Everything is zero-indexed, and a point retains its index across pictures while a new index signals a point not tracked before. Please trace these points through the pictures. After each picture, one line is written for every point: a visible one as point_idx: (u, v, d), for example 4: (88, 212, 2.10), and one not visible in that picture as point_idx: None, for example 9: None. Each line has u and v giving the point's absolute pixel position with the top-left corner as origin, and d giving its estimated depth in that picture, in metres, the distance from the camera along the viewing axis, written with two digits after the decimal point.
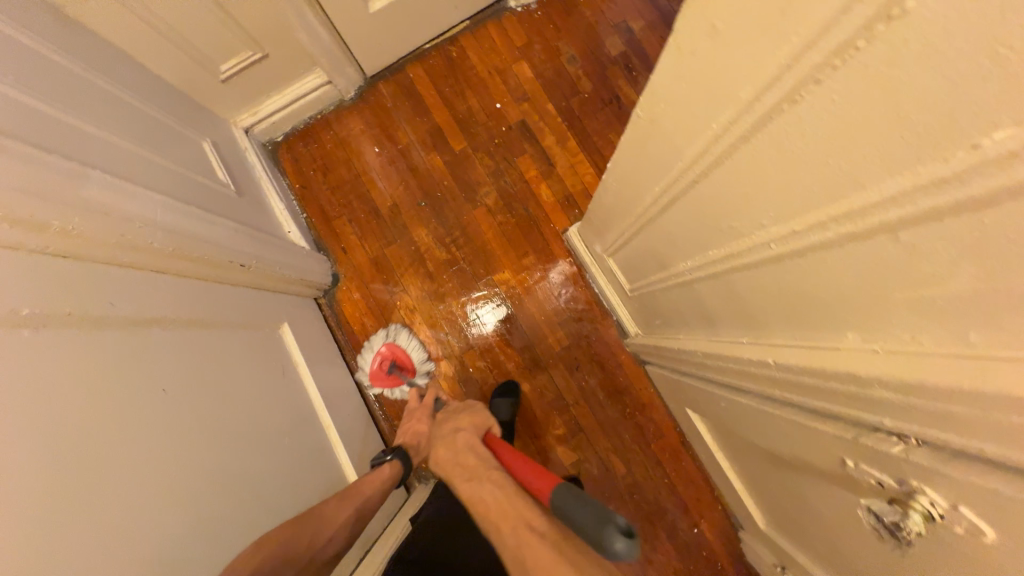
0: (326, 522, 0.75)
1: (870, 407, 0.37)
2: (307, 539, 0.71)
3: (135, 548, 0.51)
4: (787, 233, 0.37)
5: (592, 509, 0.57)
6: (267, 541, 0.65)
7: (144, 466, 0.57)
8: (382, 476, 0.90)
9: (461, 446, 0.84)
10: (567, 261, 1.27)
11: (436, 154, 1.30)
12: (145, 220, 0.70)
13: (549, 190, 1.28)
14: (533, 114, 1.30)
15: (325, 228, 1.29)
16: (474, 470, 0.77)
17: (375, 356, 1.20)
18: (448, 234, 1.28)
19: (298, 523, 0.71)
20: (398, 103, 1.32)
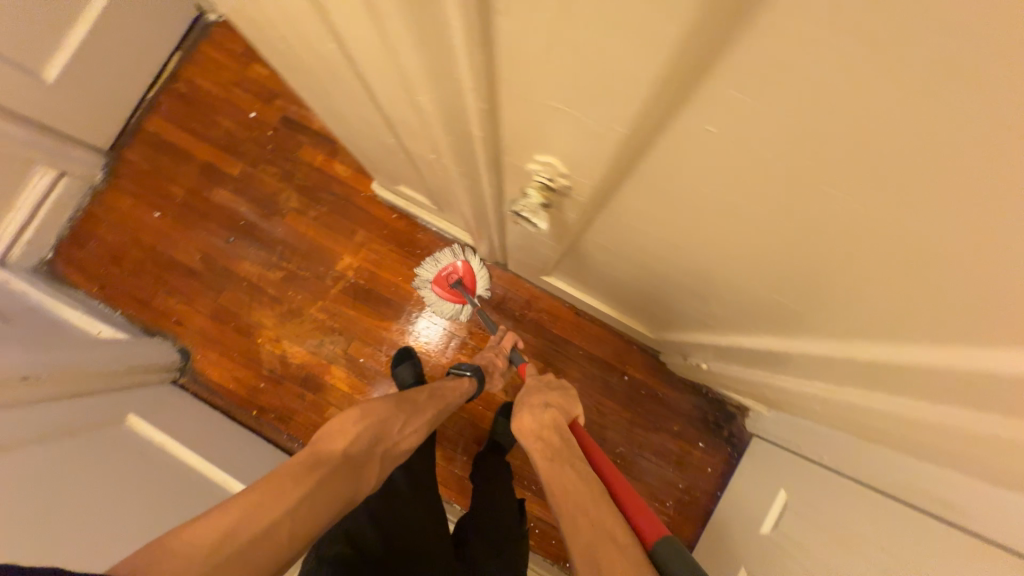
0: (413, 413, 0.82)
1: (464, 121, 0.38)
2: (392, 429, 0.76)
3: None
4: (307, 22, 0.39)
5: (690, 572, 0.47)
6: (360, 421, 0.73)
7: None
8: (462, 389, 0.94)
9: (542, 421, 0.82)
10: (394, 217, 1.27)
11: (219, 187, 1.25)
12: None
13: (341, 165, 1.28)
14: (289, 105, 1.28)
15: (147, 312, 1.20)
16: (557, 454, 0.73)
17: (443, 266, 1.20)
18: (273, 253, 1.24)
19: (393, 409, 0.78)
20: (154, 160, 1.25)
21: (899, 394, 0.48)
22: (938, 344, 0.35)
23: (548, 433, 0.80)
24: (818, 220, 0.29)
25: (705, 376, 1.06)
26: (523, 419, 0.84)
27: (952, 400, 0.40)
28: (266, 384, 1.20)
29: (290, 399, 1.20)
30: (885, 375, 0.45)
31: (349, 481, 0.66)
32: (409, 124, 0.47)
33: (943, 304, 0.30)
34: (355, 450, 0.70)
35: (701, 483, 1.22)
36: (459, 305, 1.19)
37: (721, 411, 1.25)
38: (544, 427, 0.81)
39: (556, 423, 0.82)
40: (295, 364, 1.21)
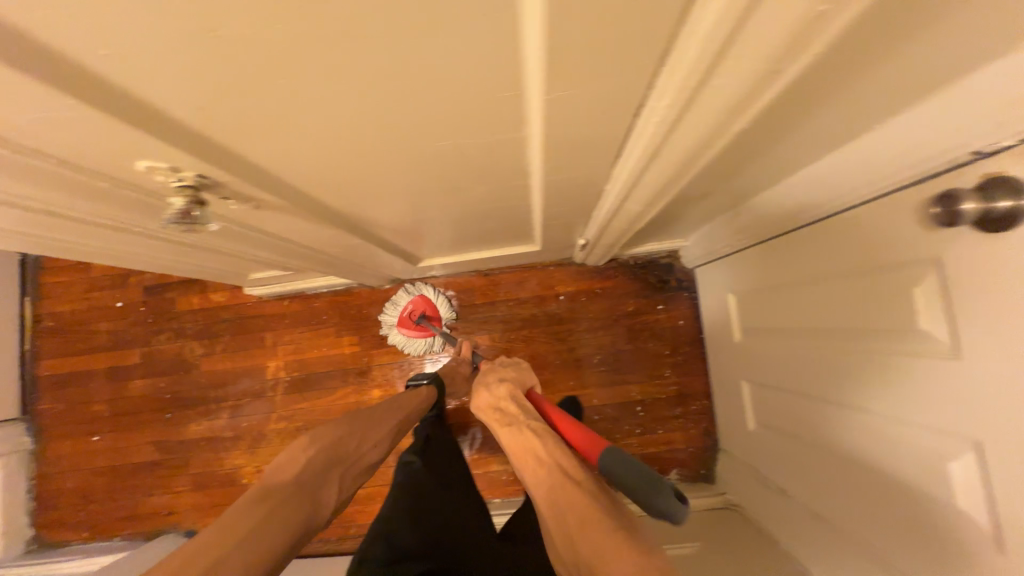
0: (369, 435, 0.72)
1: (79, 182, 0.41)
2: (351, 448, 0.67)
3: None
4: None
5: (639, 472, 0.53)
6: (308, 450, 0.61)
7: None
8: (423, 397, 0.91)
9: (496, 392, 0.79)
10: (286, 303, 1.30)
11: (131, 381, 1.29)
12: None
13: (218, 293, 1.31)
14: (143, 276, 1.32)
15: (141, 521, 1.23)
16: (518, 418, 0.72)
17: (411, 305, 1.25)
18: (210, 401, 1.27)
19: (344, 426, 0.70)
20: (68, 397, 1.29)
21: (621, 153, 0.50)
22: (525, 87, 0.37)
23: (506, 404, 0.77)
24: (294, 70, 0.31)
25: (603, 252, 1.07)
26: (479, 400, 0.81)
27: (621, 122, 0.42)
28: None
29: None
30: (585, 143, 0.47)
31: (302, 509, 0.54)
32: (93, 217, 0.50)
33: (450, 60, 0.32)
34: (308, 473, 0.58)
35: (682, 337, 1.23)
36: (430, 338, 1.23)
37: (659, 267, 1.26)
38: (501, 398, 0.77)
39: (511, 393, 0.78)
40: None
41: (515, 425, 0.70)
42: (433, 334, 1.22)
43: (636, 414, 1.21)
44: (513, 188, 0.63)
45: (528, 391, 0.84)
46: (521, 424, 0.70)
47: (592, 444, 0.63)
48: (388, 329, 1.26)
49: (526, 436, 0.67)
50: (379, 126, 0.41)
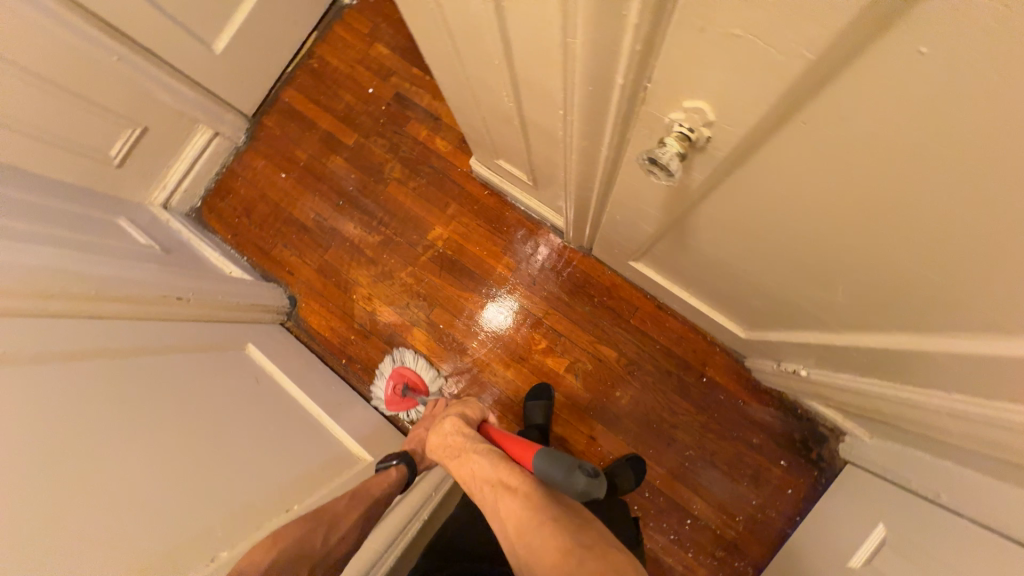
0: (340, 518, 0.72)
1: (612, 64, 0.39)
2: (316, 539, 0.67)
3: (127, 506, 0.59)
4: None
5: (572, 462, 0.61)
6: (271, 544, 0.63)
7: (142, 445, 0.66)
8: (389, 480, 0.86)
9: (447, 430, 0.81)
10: (486, 193, 1.33)
11: (334, 154, 1.39)
12: (60, 270, 0.79)
13: (442, 142, 1.35)
14: (402, 83, 1.38)
15: (267, 260, 1.37)
16: (460, 448, 0.76)
17: (387, 381, 1.26)
18: (375, 219, 1.35)
19: (308, 522, 0.68)
20: (287, 129, 1.41)
21: None
22: None
23: (456, 439, 0.79)
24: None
25: (800, 390, 0.97)
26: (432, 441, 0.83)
27: None
28: (356, 337, 1.32)
29: (375, 354, 1.30)
30: None
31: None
32: (550, 76, 0.49)
33: None
34: (273, 570, 0.60)
35: (780, 503, 1.13)
36: (416, 408, 1.25)
37: (812, 432, 1.15)
38: (448, 436, 0.80)
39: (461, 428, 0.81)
40: (384, 322, 1.31)
41: (472, 452, 0.74)
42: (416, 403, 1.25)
43: (681, 524, 1.15)
44: (867, 316, 0.55)
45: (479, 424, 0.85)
46: (464, 452, 0.74)
47: (525, 448, 0.71)
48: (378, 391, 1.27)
49: (474, 464, 0.72)
50: (939, 228, 0.35)
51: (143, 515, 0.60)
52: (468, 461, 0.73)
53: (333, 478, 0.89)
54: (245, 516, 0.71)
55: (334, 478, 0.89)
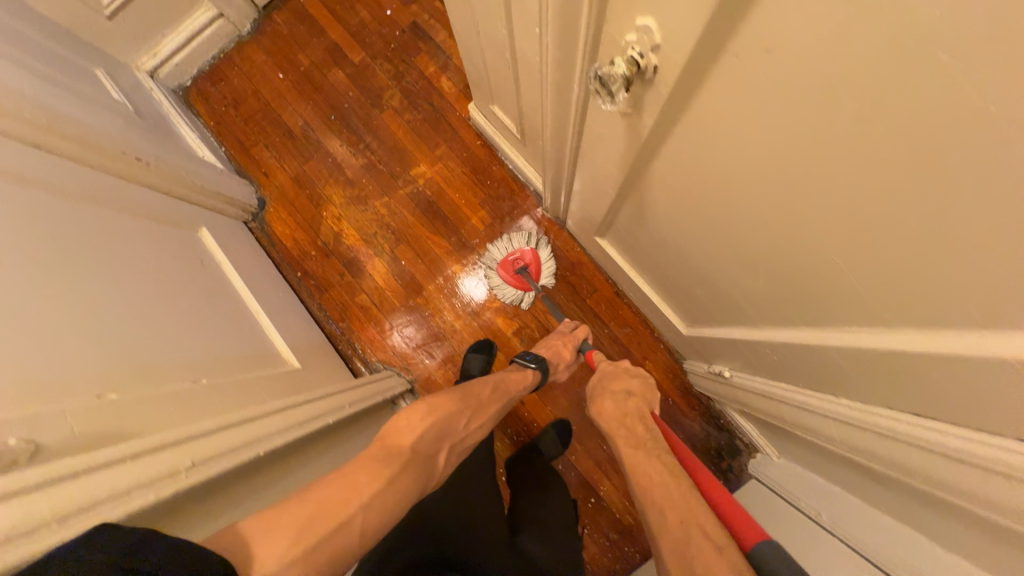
0: (481, 408, 0.74)
1: None
2: (461, 423, 0.68)
3: (28, 321, 0.56)
4: None
5: (794, 567, 0.38)
6: (424, 417, 0.63)
7: (54, 276, 0.64)
8: (526, 381, 0.89)
9: (617, 408, 0.74)
10: (478, 143, 1.31)
11: (337, 67, 1.35)
12: (12, 90, 0.77)
13: (447, 82, 1.33)
14: (422, 13, 1.35)
15: (245, 157, 1.34)
16: (641, 441, 0.63)
17: (510, 254, 1.22)
18: (363, 142, 1.33)
19: (456, 403, 0.70)
20: (295, 30, 1.38)
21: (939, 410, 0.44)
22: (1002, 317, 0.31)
23: (633, 425, 0.69)
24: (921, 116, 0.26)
25: (723, 395, 0.99)
26: (601, 405, 0.77)
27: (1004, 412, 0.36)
28: (317, 254, 1.30)
29: (332, 274, 1.29)
30: (935, 379, 0.41)
31: (421, 475, 0.57)
32: None
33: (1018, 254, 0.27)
34: (416, 446, 0.59)
35: None
36: (523, 291, 1.22)
37: (728, 443, 1.18)
38: (626, 414, 0.71)
39: (634, 411, 0.72)
40: (347, 245, 1.30)
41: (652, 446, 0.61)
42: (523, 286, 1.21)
43: (584, 501, 1.13)
44: (777, 307, 0.57)
45: (655, 416, 0.71)
46: (644, 444, 0.62)
47: (742, 513, 0.46)
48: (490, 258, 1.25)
49: (655, 460, 0.57)
50: (830, 193, 0.36)
51: (45, 332, 0.57)
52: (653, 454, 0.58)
53: (255, 370, 0.87)
54: (155, 375, 0.67)
55: (256, 370, 0.87)
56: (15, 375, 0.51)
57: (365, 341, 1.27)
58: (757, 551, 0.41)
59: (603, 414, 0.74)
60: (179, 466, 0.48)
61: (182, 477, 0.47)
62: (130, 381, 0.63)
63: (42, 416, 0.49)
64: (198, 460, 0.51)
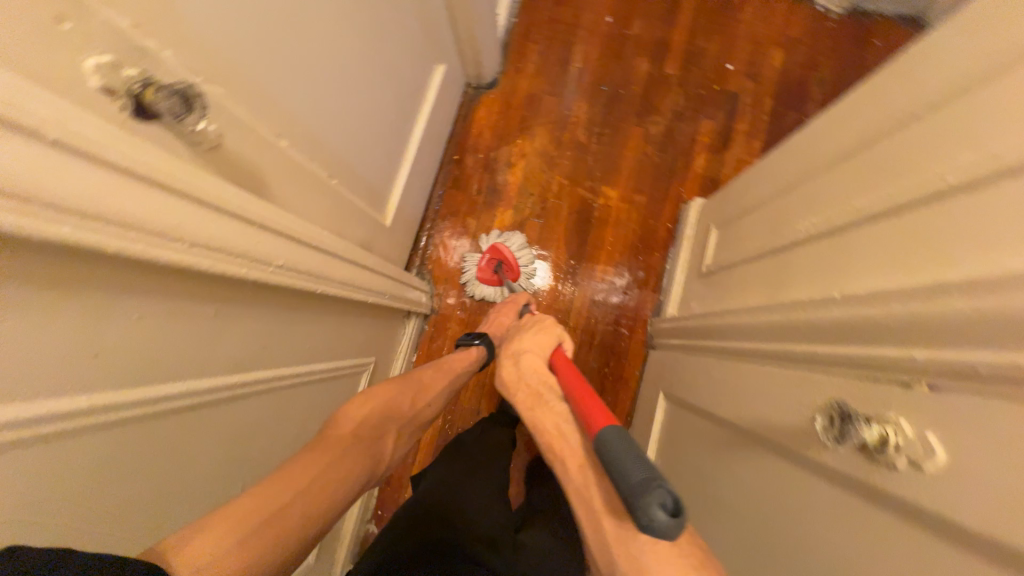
0: (427, 389, 0.79)
1: (935, 343, 0.37)
2: (404, 405, 0.73)
3: (299, 44, 0.59)
4: (979, 179, 0.39)
5: (646, 466, 0.39)
6: (370, 400, 0.68)
7: (341, 24, 0.67)
8: (471, 362, 0.91)
9: (520, 369, 0.76)
10: (667, 225, 1.28)
11: (648, 61, 1.34)
12: None
13: (703, 158, 1.29)
14: (748, 96, 1.30)
15: (519, 44, 1.36)
16: (536, 396, 0.69)
17: (486, 253, 1.24)
18: (599, 128, 1.32)
19: (395, 392, 0.72)
20: (653, 5, 1.37)
21: None
22: None
23: (533, 380, 0.73)
24: None
25: None
26: (504, 372, 0.78)
27: None
28: (481, 159, 1.33)
29: (474, 183, 1.32)
30: None
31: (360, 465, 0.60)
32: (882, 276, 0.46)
33: None
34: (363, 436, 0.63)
35: None
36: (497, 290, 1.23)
37: None
38: (524, 375, 0.75)
39: (538, 369, 0.74)
40: (505, 177, 1.32)
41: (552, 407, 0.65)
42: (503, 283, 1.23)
43: None
44: None
45: (552, 356, 0.76)
46: (543, 400, 0.66)
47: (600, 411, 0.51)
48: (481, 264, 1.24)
49: (552, 419, 0.62)
50: None
51: (300, 62, 0.61)
52: (546, 407, 0.65)
53: (364, 206, 0.90)
54: (317, 150, 0.71)
55: (365, 206, 0.90)
56: (257, 77, 0.54)
57: (440, 249, 1.30)
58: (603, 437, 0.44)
59: (510, 378, 0.76)
60: (272, 259, 0.51)
61: (267, 270, 0.51)
62: (305, 143, 0.67)
63: (243, 124, 0.53)
64: (285, 264, 0.54)
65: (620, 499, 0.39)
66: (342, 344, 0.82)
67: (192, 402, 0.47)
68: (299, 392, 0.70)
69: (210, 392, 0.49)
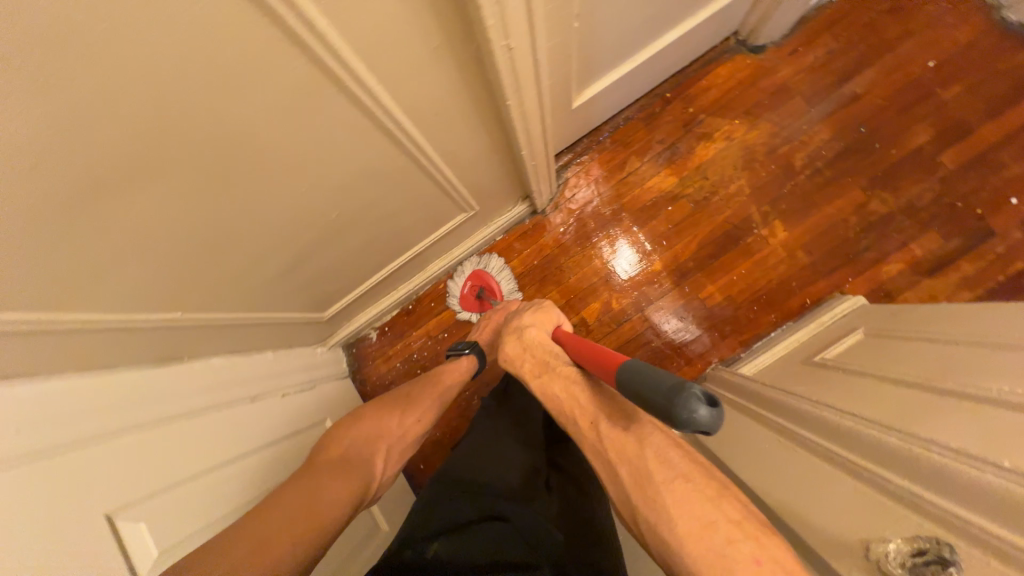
0: (414, 406, 0.78)
1: None
2: (385, 432, 0.73)
3: None
4: None
5: (670, 380, 0.43)
6: (333, 446, 0.69)
7: None
8: (459, 374, 0.87)
9: (524, 343, 0.76)
10: (806, 299, 1.14)
11: (932, 135, 1.11)
12: None
13: (895, 268, 1.11)
14: (1007, 244, 1.06)
15: (816, 28, 1.17)
16: (543, 366, 0.70)
17: (465, 281, 1.25)
18: (820, 166, 1.15)
19: (350, 428, 0.72)
20: (991, 86, 1.11)
21: None
22: None
23: (535, 351, 0.73)
24: None
25: None
26: (510, 350, 0.77)
27: None
28: (688, 112, 1.21)
29: (663, 130, 1.22)
30: None
31: (343, 501, 0.60)
32: None
33: None
34: (340, 466, 0.65)
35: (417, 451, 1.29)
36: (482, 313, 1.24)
37: None
38: (527, 351, 0.74)
39: (539, 342, 0.74)
40: (695, 146, 1.20)
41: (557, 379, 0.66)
42: (485, 309, 1.23)
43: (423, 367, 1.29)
44: None
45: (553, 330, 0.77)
46: (551, 370, 0.68)
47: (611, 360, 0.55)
48: (452, 293, 1.26)
49: (561, 385, 0.65)
50: None
51: None
52: (552, 373, 0.67)
53: (575, 70, 0.85)
54: None
55: (575, 71, 0.86)
56: None
57: (589, 166, 1.25)
58: (630, 375, 0.49)
59: (511, 359, 0.76)
60: (510, 35, 0.49)
61: (499, 35, 0.48)
62: None
63: None
64: (513, 50, 0.52)
65: (659, 418, 0.44)
66: (473, 171, 0.82)
67: (363, 96, 0.48)
68: (422, 178, 0.72)
69: (378, 98, 0.49)
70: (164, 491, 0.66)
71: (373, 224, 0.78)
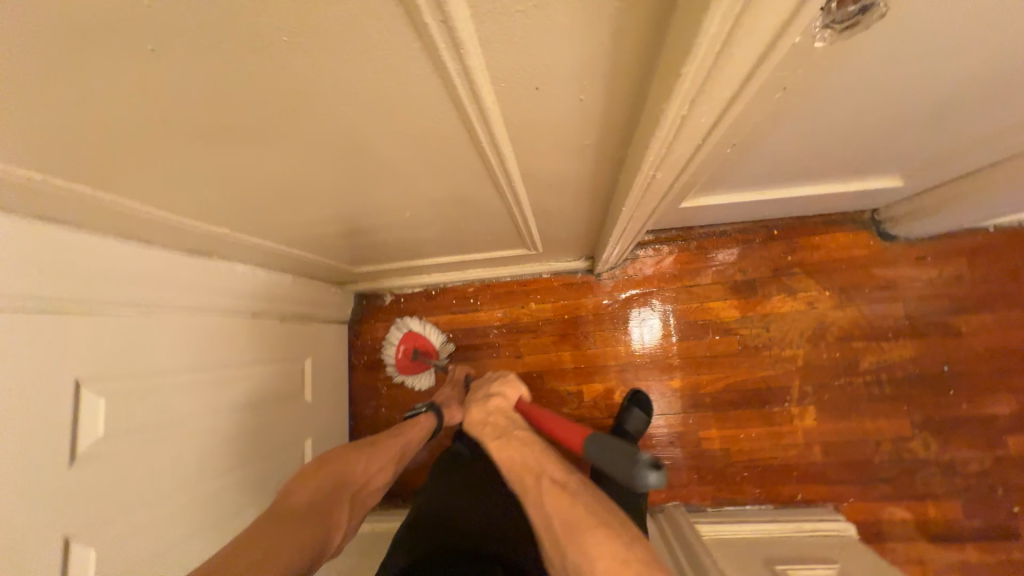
0: (379, 452, 0.80)
1: None
2: (355, 473, 0.74)
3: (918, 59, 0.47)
4: None
5: (625, 452, 0.55)
6: (311, 477, 0.69)
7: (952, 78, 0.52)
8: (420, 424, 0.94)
9: (490, 413, 0.79)
10: (796, 493, 1.08)
11: (1011, 409, 1.02)
12: None
13: (901, 513, 1.04)
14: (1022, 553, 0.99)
15: (956, 246, 1.08)
16: (501, 429, 0.74)
17: (399, 344, 1.23)
18: (884, 379, 1.07)
19: (340, 459, 0.75)
20: None
21: None
22: None
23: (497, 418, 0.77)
24: None
25: None
26: (473, 415, 0.81)
27: None
28: (784, 258, 1.14)
29: (751, 263, 1.15)
30: None
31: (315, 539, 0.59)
32: None
33: None
34: (318, 501, 0.66)
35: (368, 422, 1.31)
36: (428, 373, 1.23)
37: None
38: (491, 415, 0.78)
39: (501, 409, 0.80)
40: (773, 293, 1.14)
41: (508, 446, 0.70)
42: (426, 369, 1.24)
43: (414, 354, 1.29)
44: None
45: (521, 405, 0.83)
46: (503, 436, 0.72)
47: (575, 431, 0.66)
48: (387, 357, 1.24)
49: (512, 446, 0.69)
50: None
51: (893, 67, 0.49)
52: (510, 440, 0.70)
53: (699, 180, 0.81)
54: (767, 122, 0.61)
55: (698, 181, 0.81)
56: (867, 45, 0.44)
57: (663, 257, 1.20)
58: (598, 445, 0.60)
59: (474, 423, 0.79)
60: (666, 169, 0.46)
61: (654, 165, 0.45)
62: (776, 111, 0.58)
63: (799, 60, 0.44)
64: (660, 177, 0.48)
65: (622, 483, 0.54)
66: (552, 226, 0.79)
67: (493, 156, 0.46)
68: (502, 216, 0.70)
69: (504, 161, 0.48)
70: (138, 377, 0.69)
71: (437, 229, 0.76)
